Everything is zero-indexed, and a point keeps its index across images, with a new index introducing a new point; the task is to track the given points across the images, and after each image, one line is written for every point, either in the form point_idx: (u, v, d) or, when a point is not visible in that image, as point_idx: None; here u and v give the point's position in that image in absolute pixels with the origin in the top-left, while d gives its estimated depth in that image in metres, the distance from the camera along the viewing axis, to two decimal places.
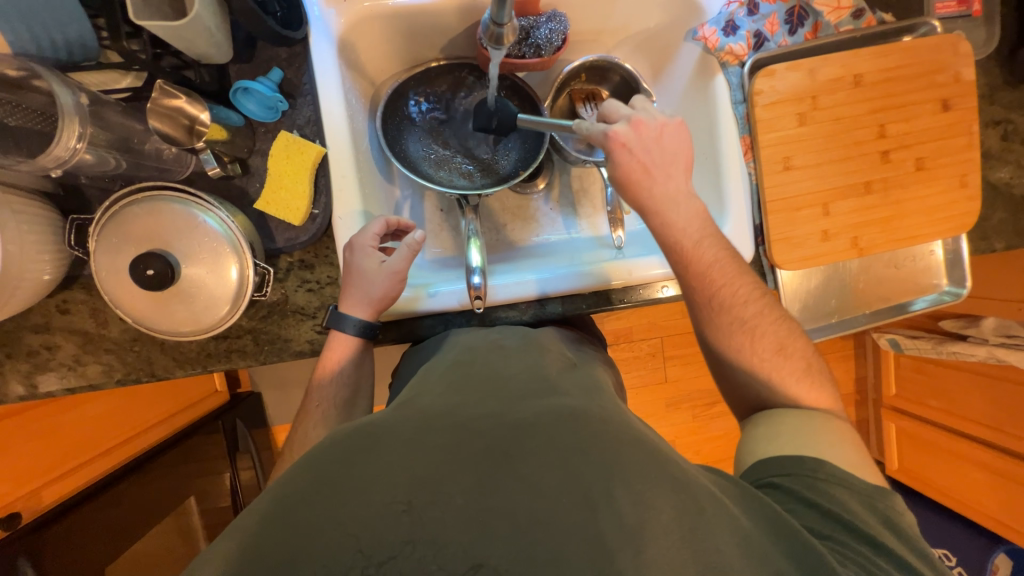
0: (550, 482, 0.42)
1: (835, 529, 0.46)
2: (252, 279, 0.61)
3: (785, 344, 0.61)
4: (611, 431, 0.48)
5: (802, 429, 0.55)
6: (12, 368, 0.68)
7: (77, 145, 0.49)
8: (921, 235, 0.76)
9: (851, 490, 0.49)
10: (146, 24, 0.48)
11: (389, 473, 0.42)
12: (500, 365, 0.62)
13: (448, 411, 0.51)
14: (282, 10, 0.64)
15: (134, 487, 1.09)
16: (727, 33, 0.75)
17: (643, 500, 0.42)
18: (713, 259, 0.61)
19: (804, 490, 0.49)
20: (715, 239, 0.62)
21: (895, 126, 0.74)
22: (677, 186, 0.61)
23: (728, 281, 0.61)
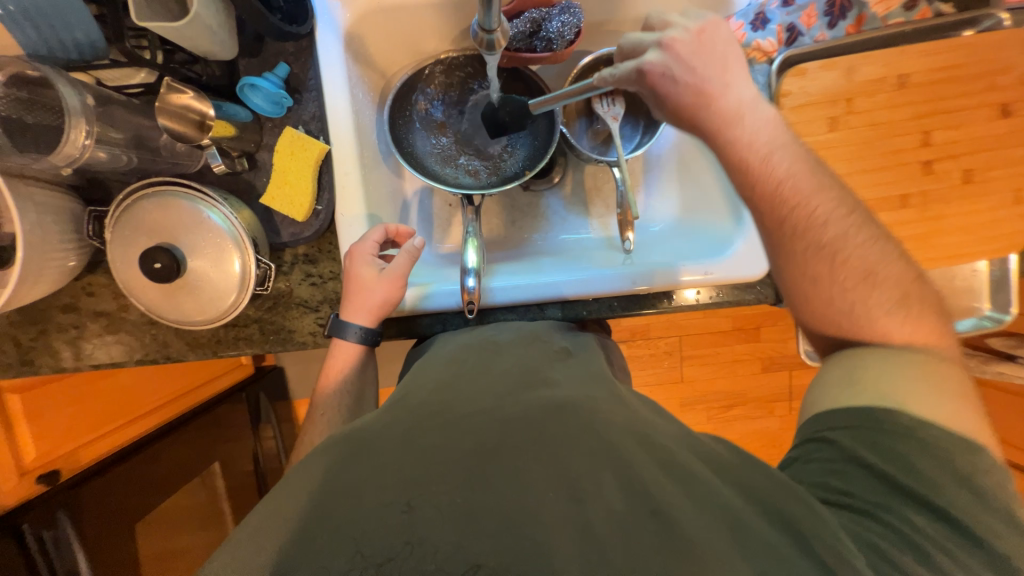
0: (537, 487, 0.42)
1: (893, 496, 0.43)
2: (254, 273, 0.63)
3: (875, 261, 0.53)
4: (602, 428, 0.48)
5: (879, 370, 0.49)
6: (45, 343, 0.74)
7: (85, 142, 0.52)
8: (963, 254, 0.70)
9: (932, 453, 0.43)
10: (150, 24, 0.48)
11: (383, 474, 0.43)
12: (490, 367, 0.62)
13: (439, 412, 0.51)
14: (287, 4, 0.64)
15: (166, 448, 1.16)
16: (756, 28, 0.69)
17: (637, 507, 0.41)
18: (786, 173, 0.54)
19: (863, 449, 0.45)
20: (789, 148, 0.55)
21: (941, 133, 0.67)
22: (737, 99, 0.56)
23: (807, 188, 0.54)
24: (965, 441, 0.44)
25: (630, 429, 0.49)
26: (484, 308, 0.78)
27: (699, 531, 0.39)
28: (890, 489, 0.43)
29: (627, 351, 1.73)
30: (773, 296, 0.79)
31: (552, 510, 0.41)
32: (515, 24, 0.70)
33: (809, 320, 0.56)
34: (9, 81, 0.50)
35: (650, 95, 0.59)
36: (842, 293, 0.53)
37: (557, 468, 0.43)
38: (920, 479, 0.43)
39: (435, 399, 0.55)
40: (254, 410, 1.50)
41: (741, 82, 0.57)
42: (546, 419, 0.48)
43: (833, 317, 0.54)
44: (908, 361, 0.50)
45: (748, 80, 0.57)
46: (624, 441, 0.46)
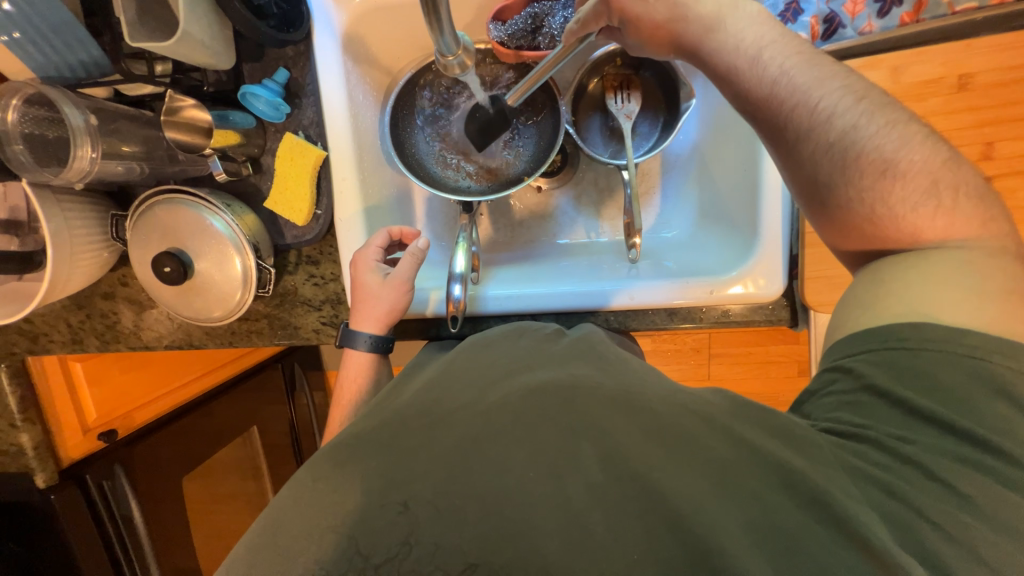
0: (517, 489, 0.43)
1: (913, 425, 0.42)
2: (255, 273, 0.67)
3: (905, 149, 0.47)
4: (582, 404, 0.47)
5: (914, 281, 0.46)
6: (90, 327, 0.83)
7: (92, 156, 0.56)
8: None
9: (959, 372, 0.42)
10: (142, 45, 0.50)
11: (368, 478, 0.45)
12: (480, 357, 0.59)
13: (424, 407, 0.51)
14: (281, 10, 0.64)
15: (218, 406, 1.28)
16: (786, 20, 0.60)
17: (628, 499, 0.41)
18: (778, 73, 0.50)
19: (881, 374, 0.44)
20: (780, 43, 0.51)
21: (1006, 145, 0.57)
22: (715, 2, 0.54)
23: (808, 75, 0.50)
24: (1006, 349, 0.41)
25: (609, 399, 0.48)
26: (475, 315, 0.76)
27: (694, 487, 0.41)
28: (932, 504, 0.38)
29: (651, 346, 1.67)
30: (789, 319, 0.72)
31: (536, 524, 0.41)
32: (515, 19, 0.66)
33: (834, 234, 0.52)
34: (21, 102, 0.55)
35: (626, 21, 0.57)
36: (858, 195, 0.48)
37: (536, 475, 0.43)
38: (945, 406, 0.41)
39: (421, 389, 0.55)
40: (290, 380, 1.57)
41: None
42: (528, 401, 0.48)
43: (859, 223, 0.49)
44: (983, 398, 0.41)
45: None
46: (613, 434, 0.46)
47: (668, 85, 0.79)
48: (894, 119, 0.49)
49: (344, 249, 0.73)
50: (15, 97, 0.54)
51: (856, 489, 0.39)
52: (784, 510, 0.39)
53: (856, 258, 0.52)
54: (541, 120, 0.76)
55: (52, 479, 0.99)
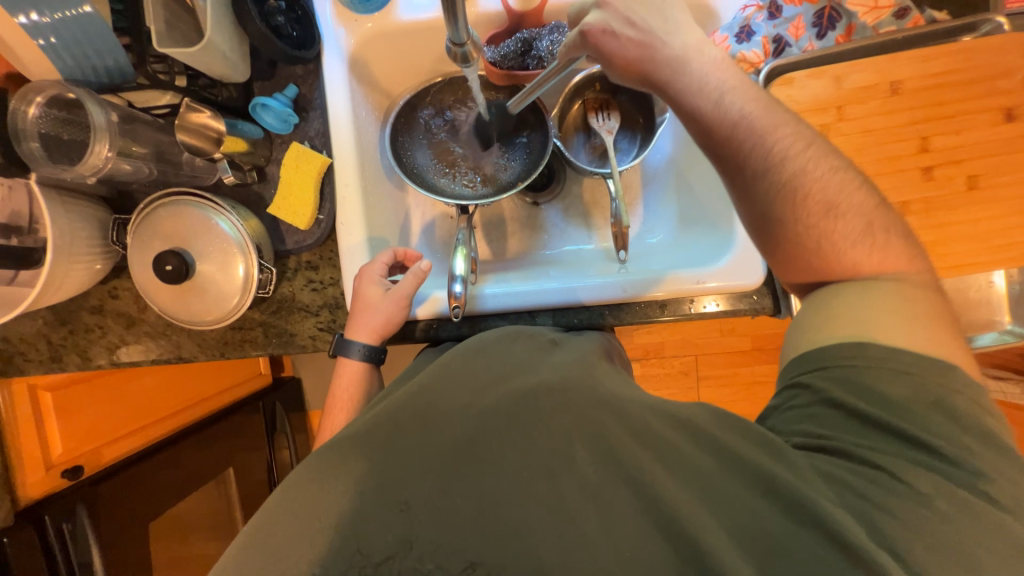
0: (514, 472, 0.44)
1: (865, 428, 0.45)
2: (256, 277, 0.68)
3: (837, 191, 0.53)
4: (575, 402, 0.49)
5: (859, 307, 0.50)
6: (73, 342, 0.80)
7: (108, 154, 0.58)
8: (975, 263, 0.66)
9: (899, 379, 0.45)
10: (168, 52, 0.55)
11: (370, 476, 0.44)
12: (482, 355, 0.60)
13: (426, 400, 0.51)
14: (297, 31, 0.69)
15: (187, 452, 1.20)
16: (740, 40, 0.70)
17: (615, 485, 0.44)
18: (740, 113, 0.54)
19: (836, 390, 0.47)
20: (741, 89, 0.55)
21: (940, 138, 0.65)
22: (683, 43, 0.56)
23: (766, 121, 0.54)
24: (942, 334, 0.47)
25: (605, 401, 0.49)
26: (473, 314, 0.77)
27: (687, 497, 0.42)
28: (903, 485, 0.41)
29: (640, 370, 1.69)
30: (772, 307, 0.76)
31: (531, 515, 0.42)
32: (507, 43, 0.75)
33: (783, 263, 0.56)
34: (43, 100, 0.57)
35: (601, 60, 0.57)
36: (806, 231, 0.53)
37: (531, 455, 0.45)
38: (897, 413, 0.45)
39: (410, 390, 0.54)
40: (270, 419, 1.53)
41: (682, 30, 0.57)
42: (522, 397, 0.49)
43: (810, 256, 0.53)
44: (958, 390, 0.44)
45: (690, 27, 0.57)
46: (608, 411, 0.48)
47: (641, 103, 0.87)
48: (833, 167, 0.55)
49: (346, 253, 0.74)
50: (37, 95, 0.57)
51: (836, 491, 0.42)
52: (769, 519, 0.41)
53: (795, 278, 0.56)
54: (532, 135, 0.82)
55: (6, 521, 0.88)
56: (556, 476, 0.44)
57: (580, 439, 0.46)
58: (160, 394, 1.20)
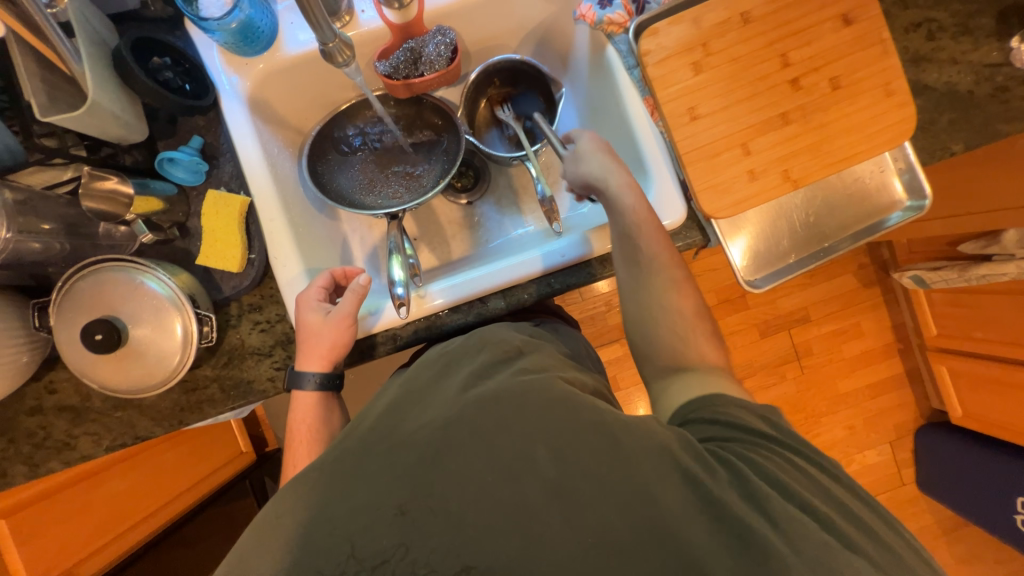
0: (479, 474, 0.45)
1: (749, 445, 0.50)
2: (196, 331, 0.67)
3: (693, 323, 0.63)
4: (538, 398, 0.50)
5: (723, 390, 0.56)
6: (15, 451, 0.75)
7: (6, 235, 0.58)
8: (858, 153, 0.73)
9: (743, 410, 0.53)
10: (52, 119, 0.55)
11: (350, 492, 0.46)
12: (448, 376, 0.59)
13: (389, 426, 0.52)
14: (189, 84, 0.71)
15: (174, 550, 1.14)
16: (603, 6, 0.76)
17: (575, 475, 0.45)
18: (656, 249, 0.64)
19: (711, 430, 0.52)
20: (653, 247, 0.64)
21: (797, 52, 0.72)
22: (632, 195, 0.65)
23: (655, 251, 0.64)
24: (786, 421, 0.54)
25: (564, 394, 0.51)
26: (425, 315, 0.77)
27: (651, 477, 0.45)
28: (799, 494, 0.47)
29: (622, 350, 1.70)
30: (702, 239, 0.77)
31: (501, 511, 0.44)
32: (396, 54, 0.78)
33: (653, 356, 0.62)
34: None
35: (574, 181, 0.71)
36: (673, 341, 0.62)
37: (499, 453, 0.46)
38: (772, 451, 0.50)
39: (382, 412, 0.55)
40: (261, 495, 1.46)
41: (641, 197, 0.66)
42: (487, 403, 0.50)
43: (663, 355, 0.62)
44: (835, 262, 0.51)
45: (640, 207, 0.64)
46: (575, 406, 0.49)
47: (539, 86, 0.90)
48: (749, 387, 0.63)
49: (285, 284, 0.74)
50: None
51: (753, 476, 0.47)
52: (739, 512, 0.44)
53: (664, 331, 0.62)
54: (445, 136, 0.86)
55: None
56: (523, 474, 0.45)
57: (543, 439, 0.47)
58: (135, 494, 1.11)
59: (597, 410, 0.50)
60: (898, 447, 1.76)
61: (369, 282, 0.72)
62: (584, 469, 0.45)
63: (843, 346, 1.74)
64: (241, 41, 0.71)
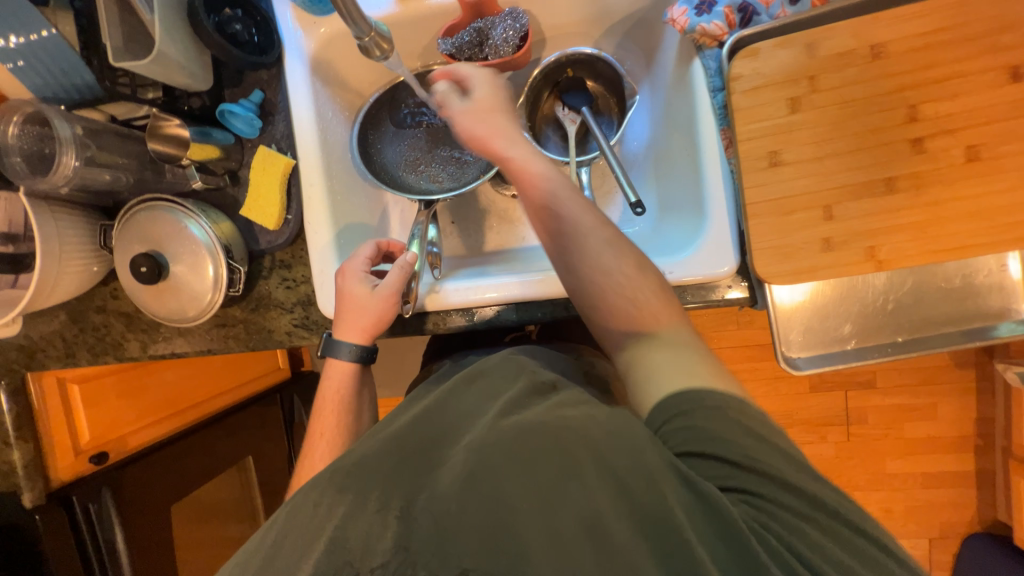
0: (512, 500, 0.41)
1: (776, 490, 0.42)
2: (226, 276, 0.71)
3: (631, 288, 0.56)
4: (577, 429, 0.44)
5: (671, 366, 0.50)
6: (83, 340, 0.88)
7: (74, 163, 0.62)
8: (974, 244, 0.59)
9: (794, 468, 0.43)
10: (122, 64, 0.58)
11: (378, 490, 0.44)
12: (474, 392, 0.54)
13: (415, 435, 0.49)
14: (258, 37, 0.71)
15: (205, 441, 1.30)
16: (701, 12, 0.64)
17: (618, 522, 0.39)
18: (562, 194, 0.58)
19: (719, 465, 0.43)
20: (558, 196, 0.58)
21: (932, 105, 0.58)
22: (522, 144, 0.60)
23: (563, 204, 0.58)
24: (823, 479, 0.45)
25: (621, 433, 0.44)
26: (435, 309, 0.77)
27: (714, 563, 0.37)
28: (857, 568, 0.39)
29: None
30: (748, 298, 0.68)
31: (538, 542, 0.39)
32: (461, 34, 0.73)
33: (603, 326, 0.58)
34: (21, 119, 0.63)
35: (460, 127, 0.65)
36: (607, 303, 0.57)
37: (531, 480, 0.41)
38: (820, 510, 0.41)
39: (413, 418, 0.52)
40: (287, 411, 1.63)
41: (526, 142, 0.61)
42: (520, 428, 0.45)
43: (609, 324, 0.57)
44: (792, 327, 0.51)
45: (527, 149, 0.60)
46: (617, 445, 0.43)
47: (614, 84, 0.81)
48: None
49: (314, 250, 0.77)
50: (16, 115, 0.63)
51: (769, 536, 0.39)
52: None
53: (601, 310, 0.57)
54: None
55: (38, 500, 0.99)
56: (557, 506, 0.40)
57: (580, 475, 0.41)
58: (178, 390, 1.26)
59: (639, 451, 0.42)
60: (937, 546, 1.57)
61: (414, 259, 0.74)
62: (628, 516, 0.39)
63: (905, 425, 1.53)
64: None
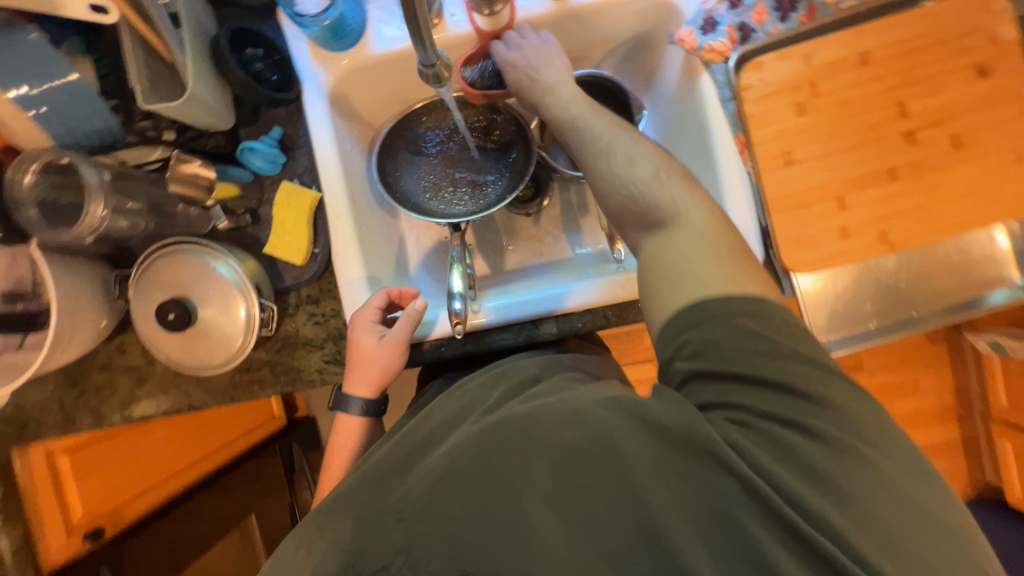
0: (473, 494, 0.44)
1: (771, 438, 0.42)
2: (258, 316, 0.68)
3: (655, 179, 0.55)
4: (541, 420, 0.47)
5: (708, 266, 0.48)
6: (85, 402, 0.81)
7: (102, 212, 0.60)
8: (970, 221, 0.66)
9: (784, 393, 0.43)
10: (155, 106, 0.57)
11: (363, 503, 0.48)
12: (462, 401, 0.58)
13: (407, 452, 0.52)
14: (277, 76, 0.72)
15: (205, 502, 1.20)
16: (705, 32, 0.72)
17: (570, 499, 0.43)
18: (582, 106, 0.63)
19: (718, 408, 0.44)
20: (579, 106, 0.62)
21: (918, 102, 0.65)
22: (552, 66, 0.67)
23: (580, 113, 0.62)
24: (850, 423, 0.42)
25: (579, 411, 0.47)
26: (476, 330, 0.77)
27: (671, 521, 0.41)
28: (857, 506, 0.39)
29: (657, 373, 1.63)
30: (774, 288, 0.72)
31: (495, 528, 0.43)
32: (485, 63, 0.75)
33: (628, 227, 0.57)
34: (39, 167, 0.60)
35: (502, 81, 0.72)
36: (629, 196, 0.55)
37: (491, 472, 0.44)
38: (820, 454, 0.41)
39: (405, 436, 0.55)
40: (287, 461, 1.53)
41: (557, 66, 0.67)
42: (489, 428, 0.47)
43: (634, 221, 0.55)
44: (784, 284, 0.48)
45: (555, 71, 0.66)
46: (579, 430, 0.45)
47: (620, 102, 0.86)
48: None
49: (344, 282, 0.75)
50: (35, 162, 0.60)
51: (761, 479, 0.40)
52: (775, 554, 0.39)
53: (624, 208, 0.56)
54: (515, 148, 0.84)
55: None
56: (515, 494, 0.43)
57: (539, 461, 0.44)
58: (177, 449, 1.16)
59: (600, 433, 0.44)
60: None
61: (424, 306, 0.71)
62: (583, 491, 0.43)
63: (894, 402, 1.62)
64: (330, 37, 0.71)
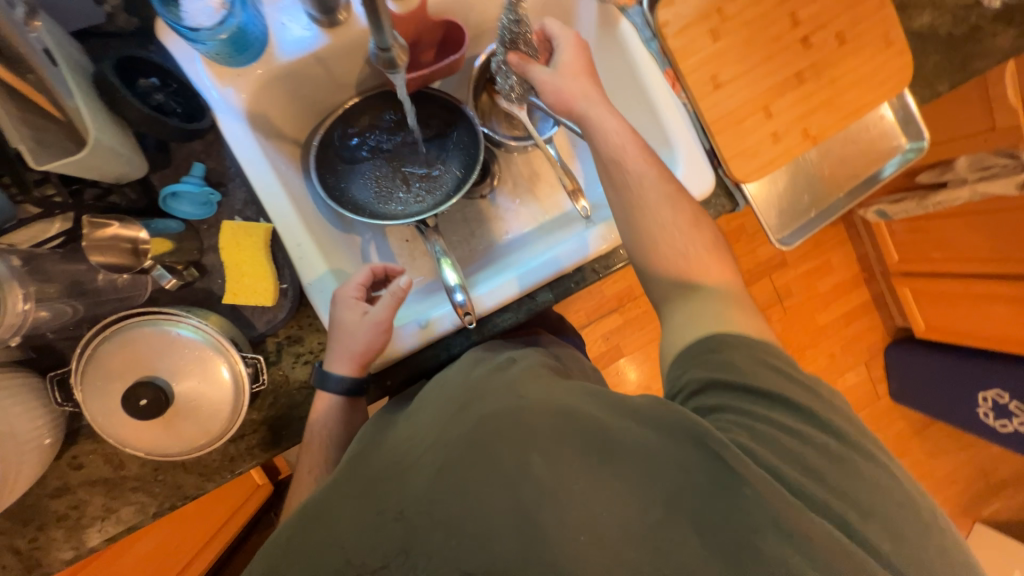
0: (478, 485, 0.43)
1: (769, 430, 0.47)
2: (245, 372, 0.61)
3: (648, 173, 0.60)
4: (544, 412, 0.47)
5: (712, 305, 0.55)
6: (48, 538, 0.67)
7: (24, 306, 0.55)
8: (867, 103, 0.76)
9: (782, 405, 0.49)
10: (49, 167, 0.49)
11: (355, 513, 0.44)
12: (448, 389, 0.55)
13: (400, 454, 0.49)
14: (181, 106, 0.66)
15: None
16: None
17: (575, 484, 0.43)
18: (580, 83, 0.64)
19: (721, 404, 0.50)
20: (577, 81, 0.64)
21: (804, 10, 0.74)
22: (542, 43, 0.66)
23: (575, 88, 0.63)
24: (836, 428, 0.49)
25: (585, 416, 0.47)
26: (481, 316, 0.75)
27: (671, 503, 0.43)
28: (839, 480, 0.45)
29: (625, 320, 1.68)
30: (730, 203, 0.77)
31: (502, 518, 0.42)
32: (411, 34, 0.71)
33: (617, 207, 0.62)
34: None
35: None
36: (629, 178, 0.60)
37: (495, 464, 0.44)
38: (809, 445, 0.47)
39: (393, 440, 0.52)
40: None
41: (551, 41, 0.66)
42: (490, 421, 0.47)
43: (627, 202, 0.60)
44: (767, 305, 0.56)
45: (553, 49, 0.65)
46: (591, 422, 0.47)
47: None
48: None
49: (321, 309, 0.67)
50: None
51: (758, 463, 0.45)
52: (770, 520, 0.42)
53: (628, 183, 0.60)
54: (456, 129, 0.81)
55: None
56: (520, 483, 0.43)
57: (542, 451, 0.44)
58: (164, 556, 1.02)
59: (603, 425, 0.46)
60: None
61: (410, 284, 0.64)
62: (587, 464, 0.44)
63: (818, 283, 1.78)
64: (232, 50, 0.63)
